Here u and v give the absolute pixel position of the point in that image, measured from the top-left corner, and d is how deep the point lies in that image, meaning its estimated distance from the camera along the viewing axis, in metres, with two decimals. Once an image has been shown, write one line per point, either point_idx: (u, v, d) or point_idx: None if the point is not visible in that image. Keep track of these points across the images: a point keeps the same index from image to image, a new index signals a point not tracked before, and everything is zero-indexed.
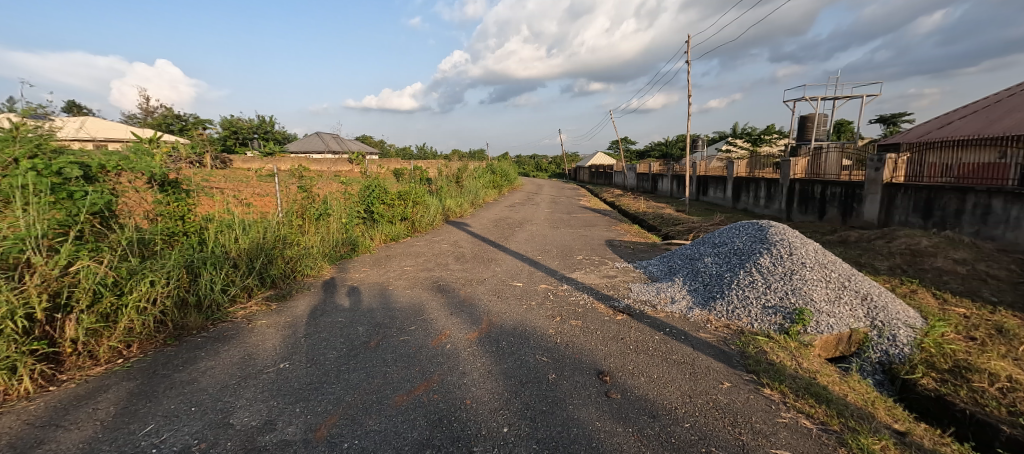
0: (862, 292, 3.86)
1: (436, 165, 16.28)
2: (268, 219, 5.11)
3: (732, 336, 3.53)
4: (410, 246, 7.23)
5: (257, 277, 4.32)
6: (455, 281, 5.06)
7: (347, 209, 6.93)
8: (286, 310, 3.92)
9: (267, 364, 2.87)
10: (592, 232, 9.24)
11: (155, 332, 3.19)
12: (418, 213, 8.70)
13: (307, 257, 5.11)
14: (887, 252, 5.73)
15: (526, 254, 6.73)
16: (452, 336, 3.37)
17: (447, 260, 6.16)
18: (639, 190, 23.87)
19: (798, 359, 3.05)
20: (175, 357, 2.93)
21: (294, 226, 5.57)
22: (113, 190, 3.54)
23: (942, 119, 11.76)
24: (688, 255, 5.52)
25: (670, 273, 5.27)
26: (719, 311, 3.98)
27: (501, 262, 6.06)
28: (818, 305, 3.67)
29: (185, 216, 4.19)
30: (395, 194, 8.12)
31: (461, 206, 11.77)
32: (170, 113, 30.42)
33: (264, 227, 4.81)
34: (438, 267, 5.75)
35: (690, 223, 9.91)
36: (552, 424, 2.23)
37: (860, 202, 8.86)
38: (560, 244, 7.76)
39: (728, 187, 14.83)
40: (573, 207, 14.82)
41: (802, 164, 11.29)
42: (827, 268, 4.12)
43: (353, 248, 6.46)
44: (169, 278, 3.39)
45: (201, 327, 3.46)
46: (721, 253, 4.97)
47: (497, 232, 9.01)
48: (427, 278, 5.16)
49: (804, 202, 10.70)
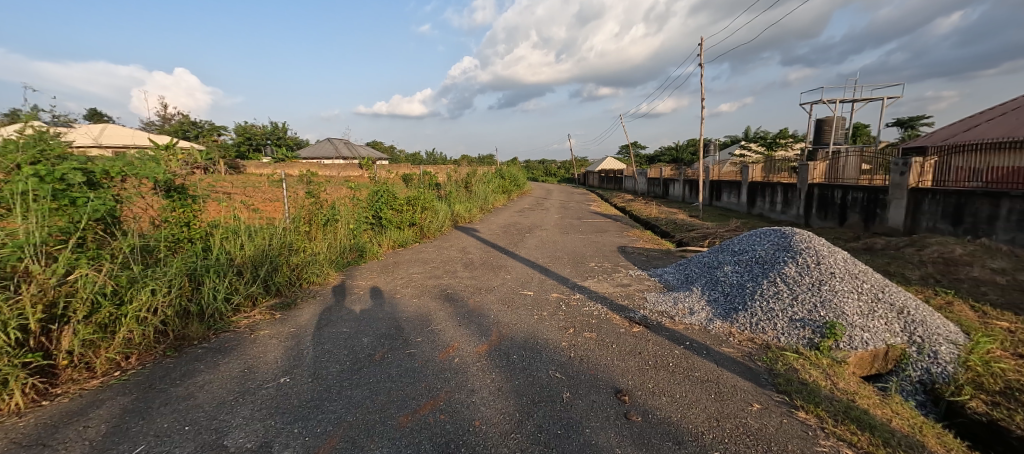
0: (898, 305, 3.59)
1: (445, 170, 16.25)
2: (274, 225, 5.02)
3: (758, 351, 3.35)
4: (418, 252, 7.10)
5: (262, 285, 4.14)
6: (464, 289, 4.89)
7: (354, 215, 6.84)
8: (290, 320, 3.77)
9: (267, 378, 2.72)
10: (603, 238, 9.03)
11: (154, 342, 3.08)
12: (427, 219, 8.60)
13: (316, 263, 4.99)
14: (918, 261, 5.44)
15: (536, 260, 6.56)
16: (461, 350, 3.21)
17: (456, 267, 6.02)
18: (651, 196, 23.57)
19: (832, 379, 2.84)
20: (174, 370, 2.81)
21: (300, 231, 5.48)
22: (117, 196, 3.48)
23: (968, 122, 11.39)
24: (707, 263, 5.27)
25: (687, 282, 5.05)
26: (742, 323, 3.79)
27: (511, 270, 5.89)
28: (851, 319, 3.44)
29: (189, 221, 4.11)
30: (403, 199, 8.03)
31: (470, 212, 11.68)
32: (187, 120, 31.06)
33: (269, 233, 4.70)
34: (446, 274, 5.60)
35: (705, 229, 9.63)
36: (569, 450, 2.05)
37: (884, 207, 8.54)
38: (571, 250, 7.57)
39: (742, 191, 14.50)
40: (584, 212, 14.65)
41: (820, 169, 10.96)
42: (859, 278, 3.83)
43: (360, 255, 6.35)
44: (170, 287, 3.29)
45: (203, 337, 3.33)
46: (742, 261, 4.71)
47: (506, 238, 8.87)
48: (435, 287, 5.01)
49: (824, 207, 10.37)
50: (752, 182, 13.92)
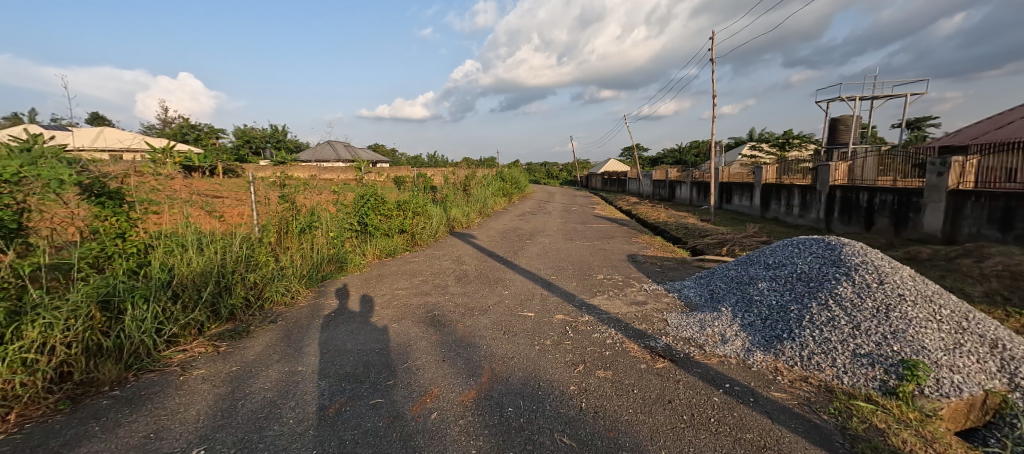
0: (988, 338, 2.88)
1: (444, 172, 15.59)
2: (234, 234, 4.33)
3: (819, 398, 2.64)
4: (407, 262, 6.40)
5: (209, 309, 3.44)
6: (453, 310, 4.18)
7: (335, 222, 6.16)
8: (237, 353, 3.07)
9: (173, 449, 2.01)
10: (611, 245, 8.33)
11: (45, 393, 2.39)
12: (419, 225, 7.93)
13: (282, 279, 4.29)
14: (979, 274, 4.71)
15: (538, 272, 5.85)
16: (442, 398, 2.52)
17: (447, 281, 5.32)
18: (656, 198, 22.86)
19: (933, 445, 2.13)
20: (55, 435, 2.11)
21: (268, 241, 4.80)
22: (16, 204, 2.77)
23: (998, 119, 10.69)
24: (735, 278, 4.55)
25: (714, 301, 4.34)
26: (791, 358, 3.09)
27: (509, 284, 5.18)
28: (934, 356, 2.73)
29: (123, 231, 3.44)
30: (393, 204, 7.36)
31: (468, 216, 11.01)
32: (185, 123, 30.67)
33: (225, 244, 4.01)
34: (435, 290, 4.90)
35: (721, 235, 8.90)
36: None
37: (919, 211, 7.81)
38: (576, 260, 6.85)
39: (756, 194, 13.76)
40: (588, 216, 13.94)
41: (842, 170, 10.24)
42: (934, 303, 3.12)
43: (340, 267, 5.66)
44: (74, 319, 2.58)
45: (117, 381, 2.64)
46: (780, 277, 3.99)
47: (505, 245, 8.18)
48: (420, 306, 4.32)
49: (847, 211, 9.63)
50: (766, 184, 13.19)
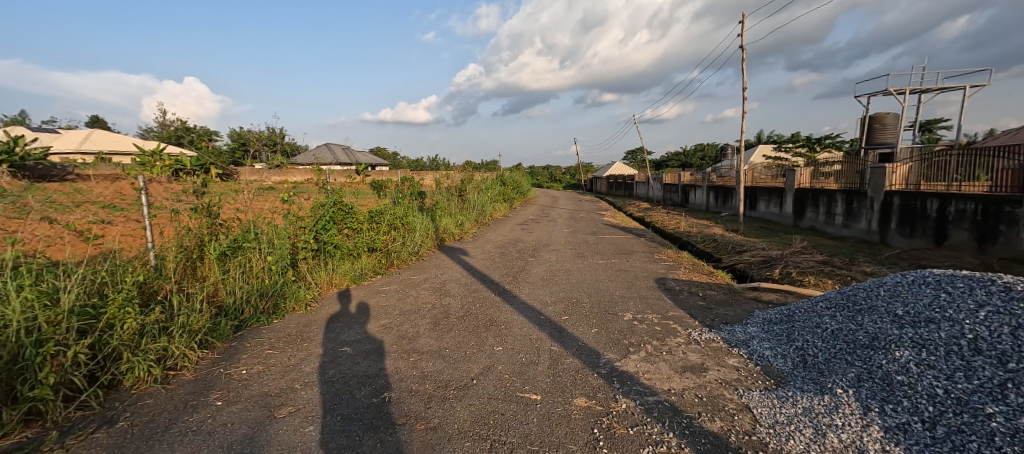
0: None
1: (438, 174, 14.13)
2: (93, 267, 2.86)
3: None
4: (373, 293, 4.93)
5: None
6: (415, 390, 2.68)
7: (277, 241, 4.66)
8: None
9: None
10: (631, 265, 6.82)
11: None
12: (395, 242, 6.48)
13: (157, 338, 2.82)
14: None
15: (544, 310, 4.35)
16: None
17: (418, 327, 3.83)
18: (667, 204, 21.38)
19: None
20: None
21: (159, 274, 3.35)
22: None
23: None
24: (840, 334, 3.07)
25: (811, 371, 2.85)
26: None
27: (503, 333, 3.68)
28: None
29: None
30: (361, 216, 5.90)
31: (460, 227, 9.53)
32: (178, 127, 29.76)
33: (56, 289, 2.52)
34: (398, 345, 3.43)
35: (763, 251, 7.37)
36: None
37: (1015, 224, 6.33)
38: (593, 288, 5.34)
39: (788, 200, 12.23)
40: (597, 225, 12.41)
41: (900, 173, 8.71)
42: None
43: (275, 306, 4.18)
44: None
45: None
46: (935, 346, 2.55)
47: (502, 264, 6.71)
48: (367, 378, 2.84)
49: (908, 221, 8.12)
50: (799, 189, 11.68)
